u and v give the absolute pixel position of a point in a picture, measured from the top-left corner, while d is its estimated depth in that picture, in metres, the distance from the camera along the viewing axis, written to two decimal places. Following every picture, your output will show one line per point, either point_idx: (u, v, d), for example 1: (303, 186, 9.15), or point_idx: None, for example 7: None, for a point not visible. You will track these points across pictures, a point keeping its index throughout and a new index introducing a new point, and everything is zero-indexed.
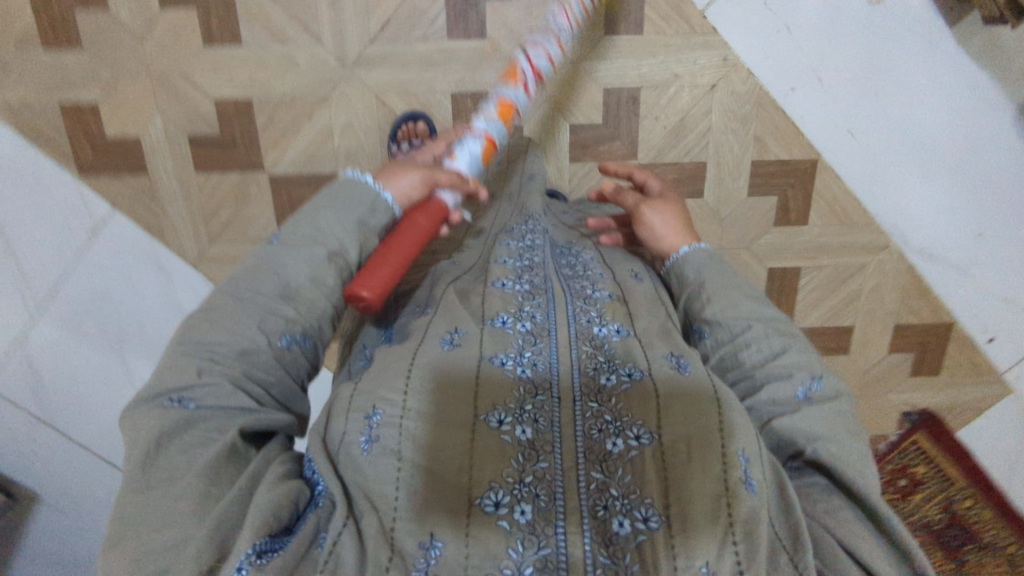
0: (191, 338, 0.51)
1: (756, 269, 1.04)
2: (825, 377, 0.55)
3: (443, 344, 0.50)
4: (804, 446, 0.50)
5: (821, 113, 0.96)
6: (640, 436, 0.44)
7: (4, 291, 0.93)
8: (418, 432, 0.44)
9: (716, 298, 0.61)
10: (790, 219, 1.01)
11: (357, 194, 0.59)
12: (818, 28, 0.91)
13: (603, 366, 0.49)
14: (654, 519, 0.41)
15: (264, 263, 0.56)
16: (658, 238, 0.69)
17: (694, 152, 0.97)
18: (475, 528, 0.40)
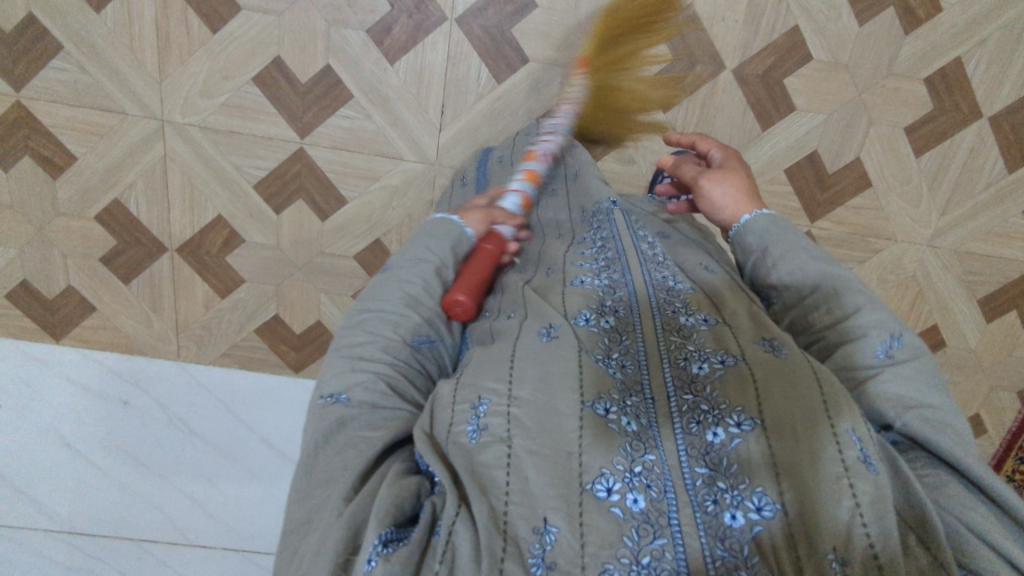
0: (337, 359, 0.48)
1: (911, 89, 0.92)
2: (910, 335, 0.46)
3: (540, 337, 0.44)
4: (894, 418, 0.42)
5: None
6: (742, 422, 0.37)
7: (169, 419, 1.00)
8: (527, 424, 0.38)
9: (783, 260, 0.52)
10: (919, 17, 0.89)
11: (447, 228, 0.56)
12: None
13: (693, 356, 0.43)
14: (769, 507, 0.34)
15: (374, 291, 0.52)
16: (718, 208, 0.61)
17: (780, 22, 0.89)
18: (588, 514, 0.34)
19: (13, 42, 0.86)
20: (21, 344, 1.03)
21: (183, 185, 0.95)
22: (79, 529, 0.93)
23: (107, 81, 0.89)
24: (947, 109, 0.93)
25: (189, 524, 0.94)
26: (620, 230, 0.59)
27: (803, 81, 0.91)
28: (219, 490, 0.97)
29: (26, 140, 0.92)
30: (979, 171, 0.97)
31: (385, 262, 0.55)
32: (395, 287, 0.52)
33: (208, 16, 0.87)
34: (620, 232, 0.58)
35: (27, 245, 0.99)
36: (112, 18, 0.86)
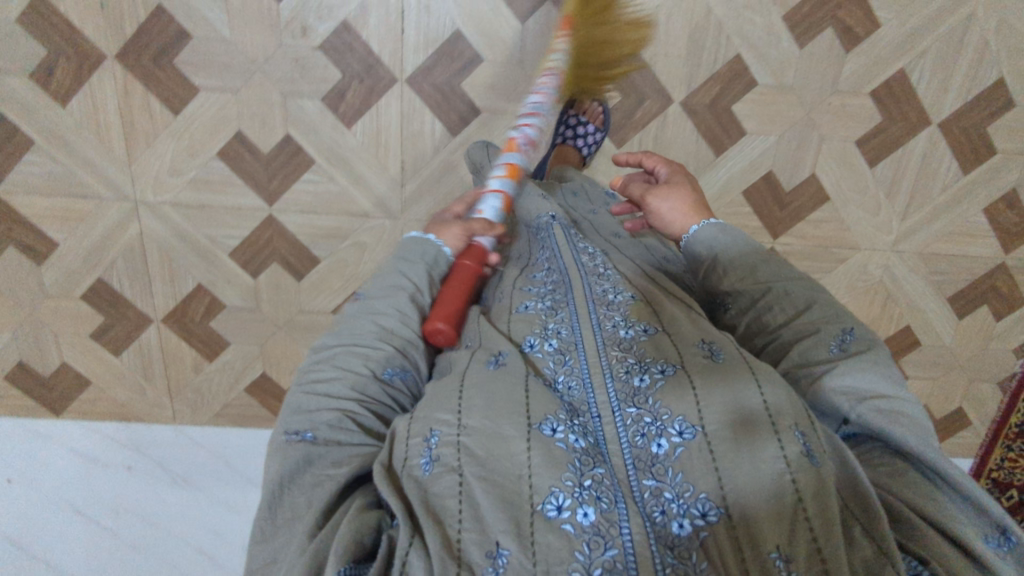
0: (302, 397, 0.48)
1: (858, 104, 0.94)
2: (857, 327, 0.49)
3: (488, 366, 0.46)
4: (848, 410, 0.44)
5: None
6: (683, 431, 0.39)
7: (166, 480, 1.04)
8: (478, 454, 0.39)
9: (735, 266, 0.55)
10: (859, 35, 0.90)
11: (417, 251, 0.60)
12: None
13: (634, 367, 0.44)
14: (712, 512, 0.37)
15: (346, 318, 0.54)
16: (667, 222, 0.64)
17: (721, 52, 0.90)
18: (539, 533, 0.35)
19: None
20: (17, 419, 1.07)
21: (162, 259, 0.99)
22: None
23: (79, 169, 0.93)
24: (895, 120, 0.95)
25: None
26: (561, 246, 0.61)
27: (749, 106, 0.93)
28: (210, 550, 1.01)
29: (8, 231, 0.96)
30: (933, 176, 0.99)
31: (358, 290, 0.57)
32: (367, 317, 0.53)
33: (168, 100, 0.89)
34: (561, 249, 0.60)
35: (19, 329, 1.03)
36: (76, 110, 0.89)
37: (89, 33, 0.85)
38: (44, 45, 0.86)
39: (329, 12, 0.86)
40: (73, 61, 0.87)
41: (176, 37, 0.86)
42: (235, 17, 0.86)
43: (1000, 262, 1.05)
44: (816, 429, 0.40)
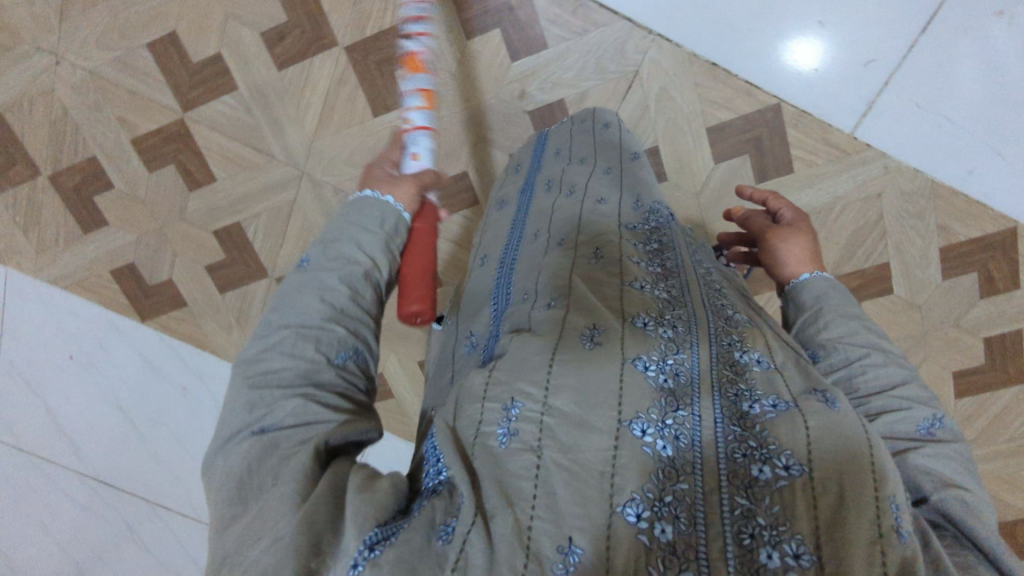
0: (250, 388, 0.45)
1: (969, 342, 1.00)
2: (946, 416, 0.52)
3: (583, 344, 0.45)
4: (931, 491, 0.47)
5: (1008, 183, 0.90)
6: (790, 466, 0.38)
7: (210, 412, 1.09)
8: (562, 438, 0.39)
9: (838, 323, 0.58)
10: (997, 286, 0.95)
11: (370, 212, 0.57)
12: (977, 104, 0.87)
13: (745, 394, 0.43)
14: (806, 557, 0.35)
15: (292, 287, 0.52)
16: (780, 265, 0.67)
17: (875, 254, 0.95)
18: (614, 536, 0.35)
19: (198, 72, 0.95)
20: (106, 310, 1.11)
21: (301, 228, 1.01)
22: (88, 457, 1.09)
23: (265, 125, 0.97)
24: (995, 368, 1.01)
25: (65, 535, 1.08)
26: (680, 245, 0.63)
27: (878, 308, 0.98)
28: (150, 494, 1.08)
29: (174, 152, 1.00)
30: (1012, 427, 1.04)
31: (301, 256, 0.54)
32: (315, 291, 0.51)
33: (374, 101, 0.93)
34: (678, 246, 0.62)
35: (145, 237, 1.07)
36: (289, 77, 0.94)
37: (332, 19, 0.91)
38: (287, 15, 0.91)
39: (552, 87, 0.90)
40: (306, 36, 0.92)
41: None
42: (466, 57, 0.90)
43: None
44: (907, 504, 0.38)
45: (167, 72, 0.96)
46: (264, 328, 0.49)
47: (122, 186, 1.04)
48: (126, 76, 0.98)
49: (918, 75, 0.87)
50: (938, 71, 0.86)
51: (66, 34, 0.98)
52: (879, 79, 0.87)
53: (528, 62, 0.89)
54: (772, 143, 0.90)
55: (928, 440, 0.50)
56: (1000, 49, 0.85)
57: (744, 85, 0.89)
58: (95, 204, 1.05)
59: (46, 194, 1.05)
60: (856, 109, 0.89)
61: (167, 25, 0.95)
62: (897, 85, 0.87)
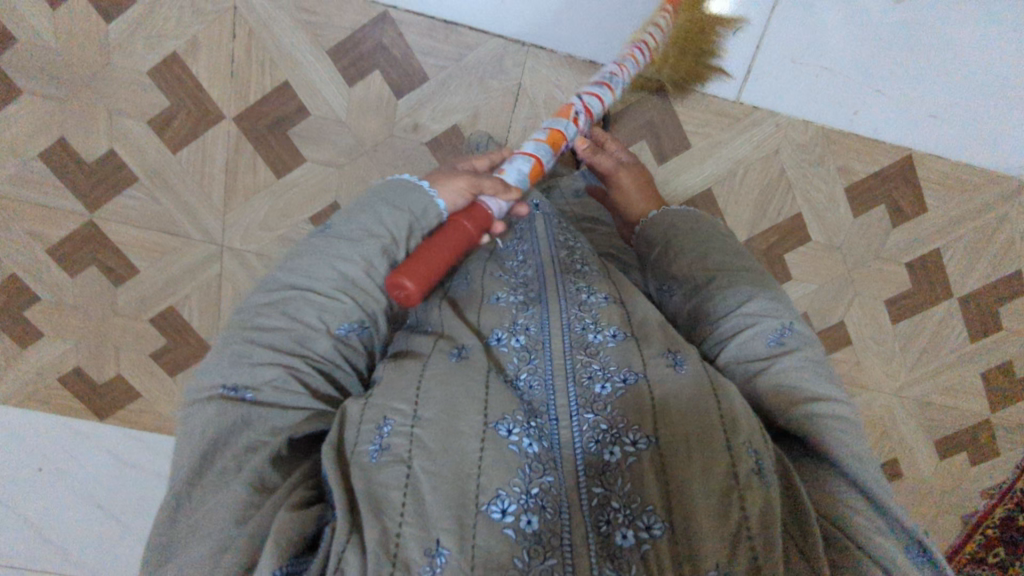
0: (236, 343, 0.53)
1: (892, 270, 1.04)
2: (796, 323, 0.60)
3: (451, 358, 0.54)
4: (787, 411, 0.54)
5: (893, 115, 0.93)
6: (637, 441, 0.47)
7: None
8: (431, 448, 0.45)
9: (699, 264, 0.68)
10: (905, 214, 0.99)
11: (409, 197, 0.61)
12: (847, 49, 0.90)
13: (598, 375, 0.52)
14: (656, 525, 0.44)
15: (313, 250, 0.58)
16: (628, 194, 0.87)
17: (786, 207, 0.98)
18: (477, 526, 0.42)
19: (95, 171, 0.95)
20: (62, 416, 1.10)
21: (234, 299, 1.02)
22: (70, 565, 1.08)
23: (175, 209, 0.97)
24: (924, 288, 1.05)
25: None
26: (541, 246, 0.70)
27: (799, 256, 1.02)
28: None
29: (93, 253, 1.00)
30: (946, 339, 1.09)
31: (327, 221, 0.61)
32: (330, 262, 0.57)
33: (274, 163, 0.94)
34: (540, 247, 0.70)
35: (84, 340, 1.07)
36: (186, 158, 0.94)
37: (214, 94, 0.90)
38: (168, 97, 0.91)
39: (442, 115, 0.92)
40: (193, 116, 0.92)
41: (297, 112, 0.91)
42: (354, 103, 0.91)
43: (986, 418, 1.16)
44: (768, 446, 0.49)
45: (64, 177, 0.95)
46: (273, 278, 0.57)
47: (48, 295, 1.03)
48: (24, 189, 0.96)
49: (787, 32, 0.89)
50: (805, 24, 0.89)
51: None
52: (749, 43, 0.90)
53: (415, 95, 0.91)
54: (664, 123, 0.94)
55: (779, 348, 0.58)
56: None
57: None
58: (26, 318, 1.05)
59: None
60: (735, 75, 0.91)
61: (52, 131, 0.92)
62: (769, 44, 0.89)
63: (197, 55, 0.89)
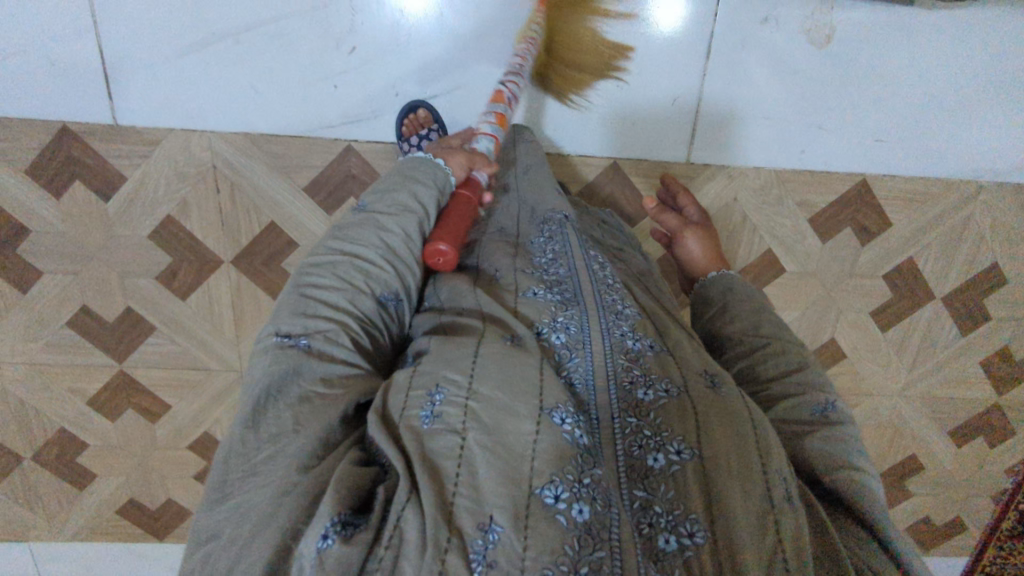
0: (298, 298, 0.56)
1: (871, 285, 1.07)
2: (839, 401, 0.60)
3: (504, 340, 0.53)
4: (825, 473, 0.54)
5: (839, 149, 0.97)
6: (682, 450, 0.47)
7: None
8: (486, 422, 0.43)
9: (738, 319, 0.69)
10: (871, 232, 1.03)
11: (432, 174, 0.68)
12: (782, 99, 0.94)
13: (640, 381, 0.52)
14: (699, 533, 0.43)
15: (357, 224, 0.62)
16: (695, 259, 0.83)
17: (755, 246, 1.03)
18: (533, 518, 0.39)
19: (117, 328, 1.04)
20: (127, 543, 1.20)
21: None
22: None
23: (193, 348, 1.06)
24: (905, 295, 1.08)
25: None
26: (572, 247, 0.69)
27: (778, 287, 1.06)
28: None
29: (128, 398, 1.09)
30: (938, 337, 1.12)
31: (362, 200, 0.66)
32: (373, 232, 0.62)
33: (275, 292, 1.02)
34: (572, 250, 0.68)
35: (132, 475, 1.16)
36: (195, 302, 1.03)
37: (211, 243, 0.99)
38: (170, 254, 0.99)
39: None
40: (195, 265, 1.00)
41: (287, 246, 1.00)
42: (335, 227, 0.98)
43: (994, 402, 1.18)
44: (793, 475, 0.49)
45: (92, 338, 1.04)
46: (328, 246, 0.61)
47: (94, 441, 1.12)
48: (57, 355, 1.05)
49: (720, 95, 0.93)
50: (737, 84, 0.93)
51: None
52: (689, 109, 0.94)
53: None
54: (622, 193, 0.99)
55: (824, 420, 0.58)
56: (781, 50, 0.91)
57: (578, 158, 0.97)
58: (80, 463, 1.14)
59: (34, 473, 1.13)
60: (683, 140, 0.96)
61: (73, 302, 1.01)
62: (707, 109, 0.94)
63: (189, 213, 0.97)
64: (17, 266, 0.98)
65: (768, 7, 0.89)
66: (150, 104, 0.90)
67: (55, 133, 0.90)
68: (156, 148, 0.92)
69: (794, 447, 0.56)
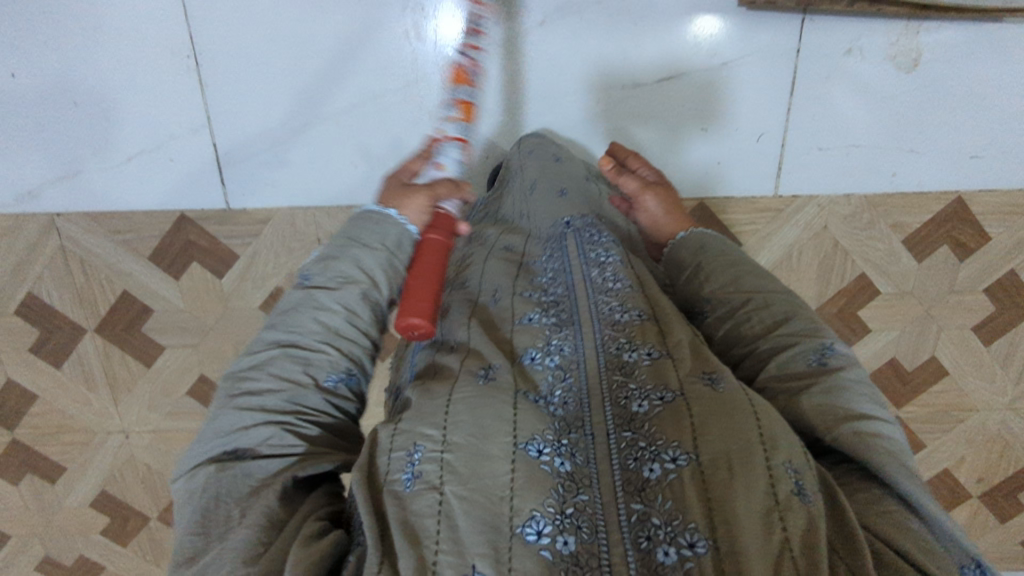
0: (231, 410, 0.52)
1: (973, 300, 1.04)
2: (835, 343, 0.58)
3: (478, 379, 0.51)
4: (826, 431, 0.51)
5: (933, 169, 0.96)
6: (677, 458, 0.45)
7: None
8: (462, 472, 0.44)
9: (720, 275, 0.67)
10: (970, 247, 1.01)
11: (382, 232, 0.63)
12: (869, 126, 0.93)
13: (635, 394, 0.50)
14: (700, 543, 0.41)
15: (294, 304, 0.57)
16: (655, 225, 0.79)
17: (848, 270, 1.02)
18: (517, 555, 0.40)
19: None
20: None
21: None
22: None
23: None
24: (1008, 307, 1.05)
25: None
26: (573, 262, 0.66)
27: (874, 309, 1.05)
28: None
29: None
30: None
31: (305, 271, 0.60)
32: (311, 312, 0.57)
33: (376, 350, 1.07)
34: (571, 263, 0.66)
35: None
36: None
37: None
38: None
39: None
40: None
41: None
42: None
43: None
44: (807, 465, 0.46)
45: (211, 404, 1.11)
46: (265, 335, 0.56)
47: None
48: (180, 422, 1.12)
49: (806, 127, 0.93)
50: (823, 115, 0.93)
51: (124, 412, 1.11)
52: (774, 144, 0.95)
53: None
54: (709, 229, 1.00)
55: (820, 366, 0.56)
56: (867, 79, 0.90)
57: None
58: None
59: (160, 531, 1.20)
60: (770, 172, 0.96)
61: (194, 372, 1.08)
62: (792, 142, 0.94)
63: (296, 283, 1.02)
64: (145, 344, 1.06)
65: (851, 37, 0.88)
66: (259, 187, 0.96)
67: (174, 223, 0.98)
68: (265, 226, 0.98)
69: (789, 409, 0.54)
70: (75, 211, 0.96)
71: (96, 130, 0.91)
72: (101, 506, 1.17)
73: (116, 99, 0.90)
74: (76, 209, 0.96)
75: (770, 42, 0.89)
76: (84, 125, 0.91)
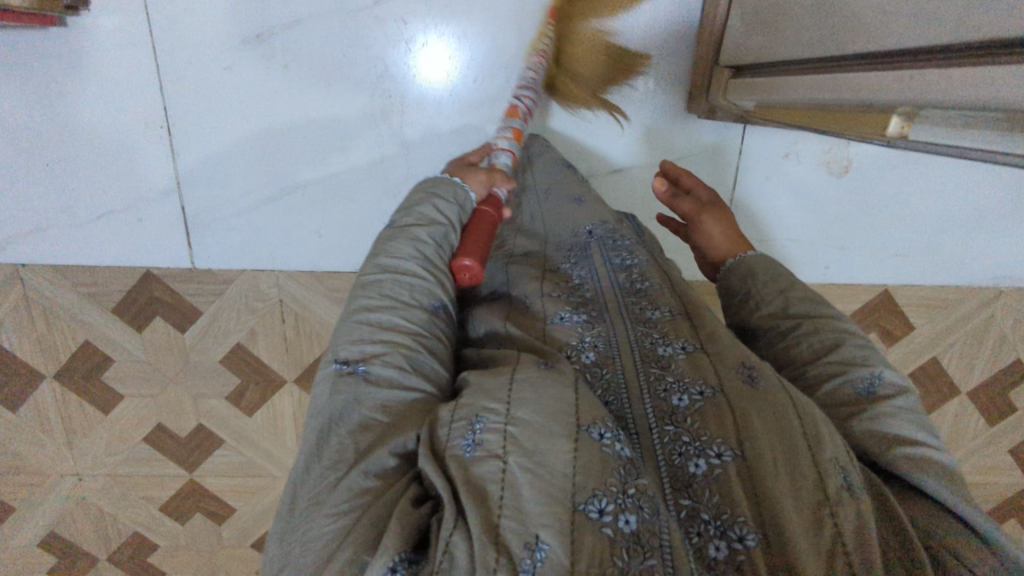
0: (343, 337, 0.54)
1: None
2: (885, 368, 0.57)
3: (538, 364, 0.49)
4: (880, 453, 0.51)
5: (861, 264, 1.03)
6: (722, 454, 0.44)
7: None
8: (526, 446, 0.41)
9: (771, 300, 0.65)
10: (895, 334, 1.08)
11: (447, 187, 0.64)
12: (806, 222, 1.01)
13: (674, 387, 0.50)
14: (750, 537, 0.41)
15: (386, 243, 0.60)
16: (716, 246, 0.74)
17: None
18: (578, 530, 0.37)
19: (190, 442, 1.12)
20: None
21: None
22: None
23: (259, 457, 1.15)
24: (930, 391, 1.12)
25: None
26: (598, 271, 0.66)
27: None
28: None
29: (197, 503, 1.17)
30: (964, 429, 1.15)
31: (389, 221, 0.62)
32: (408, 243, 0.59)
33: None
34: (597, 271, 0.66)
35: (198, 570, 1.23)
36: (260, 416, 1.12)
37: (276, 366, 1.08)
38: (238, 377, 1.08)
39: None
40: (262, 386, 1.09)
41: None
42: None
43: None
44: (852, 460, 0.46)
45: (166, 451, 1.13)
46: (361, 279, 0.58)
47: (166, 542, 1.20)
48: (135, 467, 1.14)
49: (747, 219, 1.01)
50: (763, 209, 1.00)
51: (78, 457, 1.12)
52: None
53: None
54: None
55: (871, 393, 0.55)
56: (802, 180, 0.98)
57: None
58: (151, 562, 1.22)
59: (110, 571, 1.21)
60: None
61: (151, 421, 1.10)
62: None
63: (258, 340, 1.06)
64: (103, 392, 1.07)
65: (788, 143, 0.96)
66: (225, 249, 0.99)
67: (140, 278, 1.00)
68: (230, 286, 1.02)
69: (846, 432, 0.53)
70: (40, 263, 0.97)
71: (64, 188, 0.93)
72: (49, 546, 1.17)
73: (89, 159, 0.92)
74: (42, 262, 0.97)
75: (716, 143, 0.97)
76: (55, 181, 0.93)
